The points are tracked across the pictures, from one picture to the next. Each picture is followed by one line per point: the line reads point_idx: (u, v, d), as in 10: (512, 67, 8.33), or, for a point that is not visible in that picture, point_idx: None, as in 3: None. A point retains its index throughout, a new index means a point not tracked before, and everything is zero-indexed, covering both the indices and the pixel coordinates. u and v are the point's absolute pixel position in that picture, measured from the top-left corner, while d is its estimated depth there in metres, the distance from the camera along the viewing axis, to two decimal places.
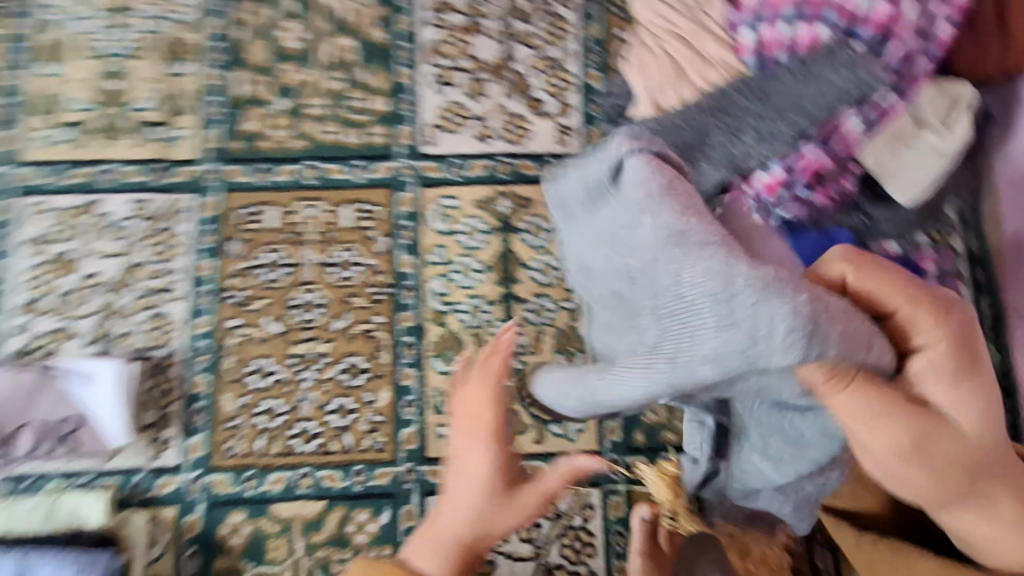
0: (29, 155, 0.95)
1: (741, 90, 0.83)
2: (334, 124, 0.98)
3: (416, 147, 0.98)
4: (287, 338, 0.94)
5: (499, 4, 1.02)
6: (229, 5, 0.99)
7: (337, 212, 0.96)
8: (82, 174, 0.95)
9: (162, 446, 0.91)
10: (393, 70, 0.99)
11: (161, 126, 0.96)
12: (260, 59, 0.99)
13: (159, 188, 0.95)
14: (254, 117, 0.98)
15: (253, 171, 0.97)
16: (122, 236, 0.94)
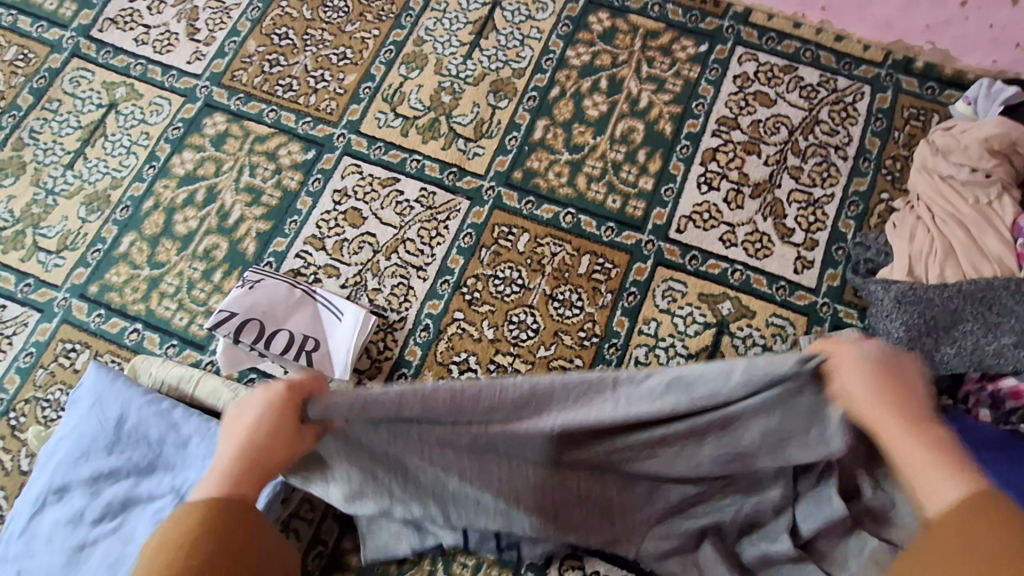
0: (363, 126, 1.18)
1: (1010, 292, 0.89)
2: (602, 186, 1.11)
3: (665, 229, 1.08)
4: (496, 346, 1.03)
5: (780, 137, 1.12)
6: (555, 69, 1.20)
7: (578, 258, 1.07)
8: (396, 155, 1.16)
9: (362, 392, 1.02)
10: (667, 160, 1.12)
11: (467, 140, 1.16)
12: (563, 116, 1.17)
13: (447, 188, 1.13)
14: (541, 158, 1.14)
15: (523, 202, 1.12)
16: (404, 212, 1.12)
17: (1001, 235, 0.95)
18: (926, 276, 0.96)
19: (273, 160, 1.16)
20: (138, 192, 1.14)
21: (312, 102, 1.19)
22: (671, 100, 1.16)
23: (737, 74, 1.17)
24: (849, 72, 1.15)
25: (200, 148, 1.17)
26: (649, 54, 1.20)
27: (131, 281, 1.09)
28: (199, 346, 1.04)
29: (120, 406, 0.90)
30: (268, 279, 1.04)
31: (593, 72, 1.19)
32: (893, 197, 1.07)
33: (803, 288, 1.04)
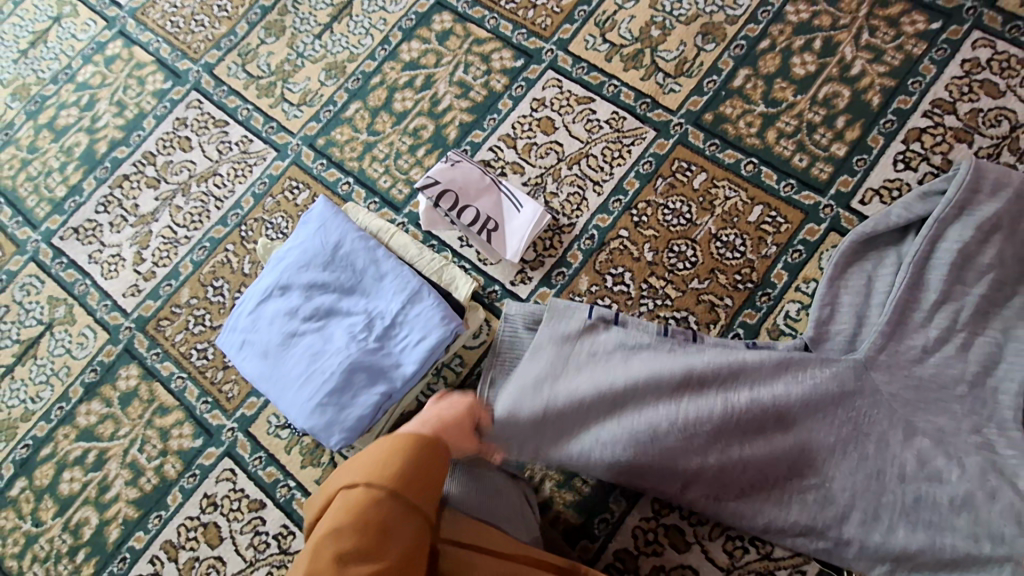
0: (571, 45, 1.26)
1: None
2: (791, 143, 1.13)
3: (848, 198, 1.08)
4: (652, 268, 1.11)
5: (1000, 130, 1.07)
6: (770, 21, 1.20)
7: (751, 207, 1.11)
8: (596, 77, 1.23)
9: (523, 278, 1.14)
10: (866, 131, 1.11)
11: (667, 76, 1.21)
12: (767, 69, 1.18)
13: (638, 116, 1.19)
14: (734, 105, 1.17)
15: (708, 143, 1.16)
16: (593, 130, 1.20)
17: None
18: None
19: (486, 62, 1.28)
20: (369, 69, 1.32)
21: (530, 15, 1.29)
22: (886, 73, 1.13)
23: (967, 58, 1.11)
24: None
25: (427, 40, 1.31)
26: (872, 23, 1.17)
27: (351, 141, 1.27)
28: (395, 208, 1.21)
29: (339, 235, 1.09)
30: (465, 161, 1.17)
31: (809, 31, 1.19)
32: None
33: None
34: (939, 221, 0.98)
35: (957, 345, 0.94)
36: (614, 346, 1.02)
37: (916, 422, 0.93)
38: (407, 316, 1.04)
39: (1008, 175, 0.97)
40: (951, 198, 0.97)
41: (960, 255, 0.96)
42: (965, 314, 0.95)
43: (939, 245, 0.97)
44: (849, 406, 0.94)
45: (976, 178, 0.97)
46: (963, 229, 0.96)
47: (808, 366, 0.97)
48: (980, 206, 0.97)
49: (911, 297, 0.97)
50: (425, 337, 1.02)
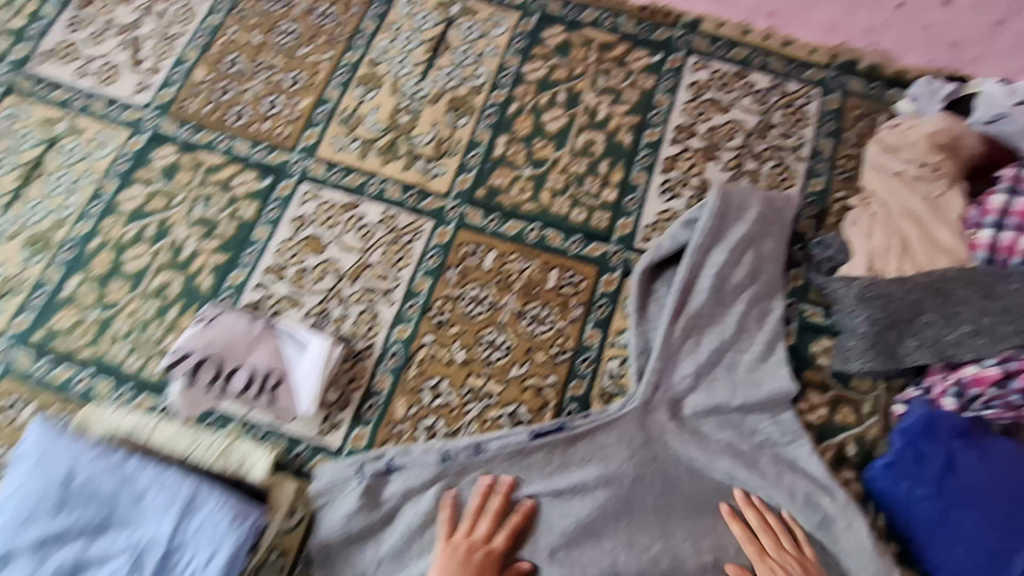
0: (319, 151, 1.14)
1: (965, 282, 0.90)
2: (566, 199, 1.11)
3: (631, 239, 1.08)
4: (468, 368, 1.00)
5: (737, 142, 1.14)
6: (512, 84, 1.19)
7: (547, 274, 1.06)
8: (355, 179, 1.13)
9: (331, 425, 0.97)
10: (629, 171, 1.13)
11: (428, 160, 1.14)
12: (523, 131, 1.16)
13: (410, 210, 1.11)
14: (503, 175, 1.13)
15: (488, 219, 1.11)
16: (366, 236, 1.08)
17: (951, 226, 0.94)
18: (885, 271, 0.96)
19: (227, 190, 1.11)
20: (84, 231, 1.09)
21: (267, 128, 1.17)
22: (629, 111, 1.17)
23: (691, 83, 1.18)
24: (798, 75, 1.18)
25: (149, 181, 1.12)
26: (604, 66, 1.20)
27: (78, 325, 1.03)
28: (155, 390, 0.99)
29: (67, 462, 0.84)
30: (226, 313, 0.99)
31: (551, 86, 1.19)
32: (848, 196, 1.10)
33: (792, 267, 1.05)
34: (699, 250, 1.00)
35: (759, 356, 0.97)
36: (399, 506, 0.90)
37: (746, 446, 0.93)
38: (187, 535, 0.81)
39: (743, 194, 1.04)
40: (703, 228, 1.01)
41: (725, 275, 1.00)
42: (757, 327, 0.99)
43: (704, 271, 1.00)
44: (666, 461, 0.92)
45: (719, 203, 1.02)
46: (719, 254, 1.01)
47: (588, 442, 0.93)
48: (722, 228, 1.02)
49: (694, 326, 0.98)
50: (214, 554, 0.80)
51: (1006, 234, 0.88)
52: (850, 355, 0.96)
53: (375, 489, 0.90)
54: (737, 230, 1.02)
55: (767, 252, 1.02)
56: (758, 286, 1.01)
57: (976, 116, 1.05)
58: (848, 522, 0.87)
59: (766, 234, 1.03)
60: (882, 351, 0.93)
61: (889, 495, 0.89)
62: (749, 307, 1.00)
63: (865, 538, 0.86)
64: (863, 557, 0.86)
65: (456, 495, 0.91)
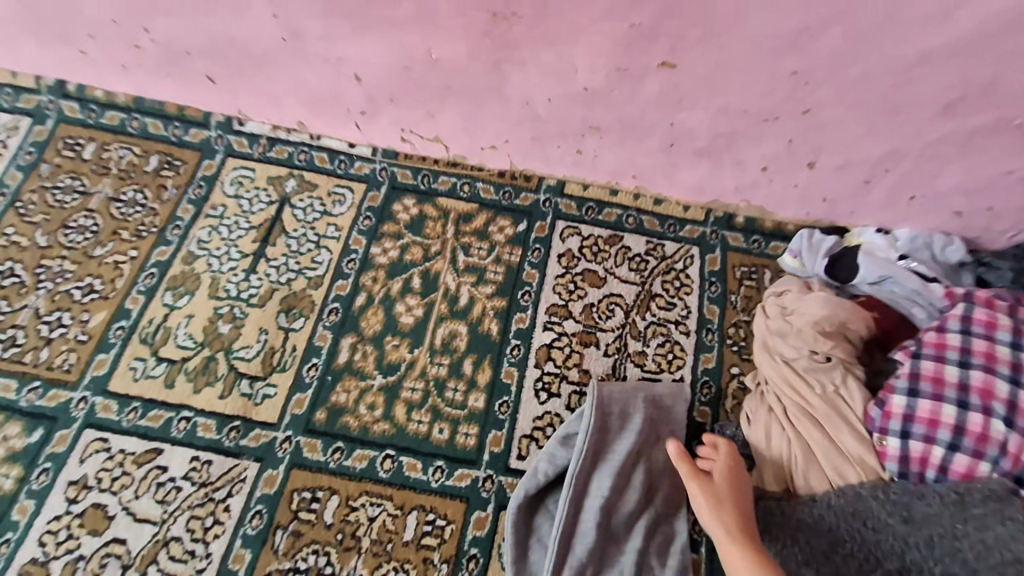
0: (113, 383, 0.92)
1: (882, 503, 0.76)
2: (424, 413, 0.93)
3: (503, 458, 0.90)
4: None
5: (616, 320, 1.00)
6: (358, 272, 1.03)
7: (403, 520, 0.86)
8: (157, 416, 0.90)
9: None
10: (498, 368, 0.96)
11: (254, 379, 0.94)
12: (372, 329, 0.99)
13: (228, 450, 0.89)
14: (348, 388, 0.94)
15: (329, 451, 0.90)
16: (167, 498, 0.86)
17: (854, 428, 0.81)
18: (794, 487, 0.82)
19: None
20: None
21: (44, 357, 0.94)
22: (494, 292, 1.02)
23: (561, 253, 1.06)
24: (674, 234, 1.08)
25: None
26: (463, 240, 1.06)
27: None
28: None
29: None
30: None
31: (404, 269, 1.03)
32: (744, 372, 0.98)
33: None
34: (578, 476, 0.83)
35: None
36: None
37: None
38: None
39: (623, 396, 0.89)
40: (581, 449, 0.84)
41: (612, 505, 0.83)
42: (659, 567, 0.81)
43: (587, 502, 0.83)
44: None
45: (598, 413, 0.86)
46: (603, 478, 0.83)
47: None
48: (604, 443, 0.85)
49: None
50: None
51: (916, 444, 0.76)
52: None
53: None
54: (621, 443, 0.86)
55: (659, 463, 0.87)
56: (652, 511, 0.84)
57: (861, 276, 0.96)
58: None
59: (657, 441, 0.87)
60: None
61: None
62: (646, 541, 0.82)
63: None
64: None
65: None
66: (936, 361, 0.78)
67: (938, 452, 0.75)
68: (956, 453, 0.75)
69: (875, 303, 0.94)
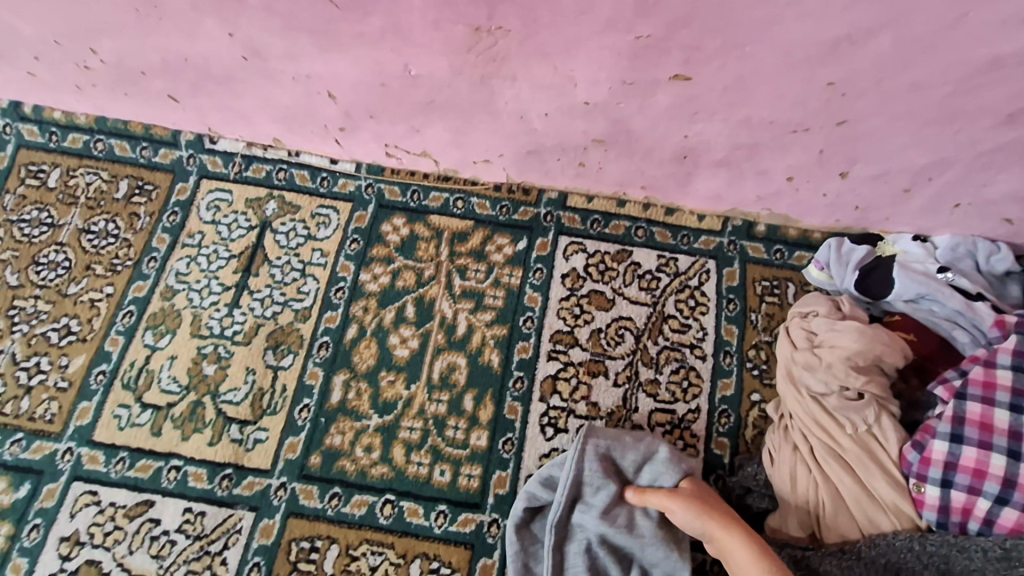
0: (95, 433, 0.88)
1: (918, 556, 0.70)
2: (424, 453, 0.88)
3: (510, 501, 0.85)
4: None
5: (626, 345, 0.93)
6: (347, 301, 0.96)
7: (406, 569, 0.82)
8: (146, 466, 0.86)
9: None
10: (500, 403, 0.90)
11: (244, 424, 0.89)
12: (365, 364, 0.93)
13: (221, 501, 0.85)
14: (343, 429, 0.89)
15: (327, 497, 0.86)
16: (162, 552, 0.82)
17: (889, 472, 0.74)
18: (821, 534, 0.76)
19: None
20: None
21: (25, 407, 0.90)
22: (493, 319, 0.95)
23: (565, 272, 0.98)
24: (689, 247, 0.99)
25: None
26: (459, 262, 0.98)
27: None
28: None
29: None
30: None
31: (396, 296, 0.97)
32: (766, 398, 0.91)
33: None
34: (557, 530, 0.80)
35: None
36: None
37: None
38: None
39: (607, 443, 0.82)
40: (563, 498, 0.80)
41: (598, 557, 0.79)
42: None
43: (569, 551, 0.80)
44: None
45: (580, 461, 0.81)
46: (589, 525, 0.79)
47: None
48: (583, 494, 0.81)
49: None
50: None
51: (958, 495, 0.70)
52: None
53: None
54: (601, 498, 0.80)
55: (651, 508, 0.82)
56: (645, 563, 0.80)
57: (897, 293, 0.88)
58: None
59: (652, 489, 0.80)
60: None
61: None
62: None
63: None
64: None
65: None
66: (983, 403, 0.71)
67: (983, 504, 0.69)
68: (1004, 505, 0.68)
69: (911, 325, 0.87)
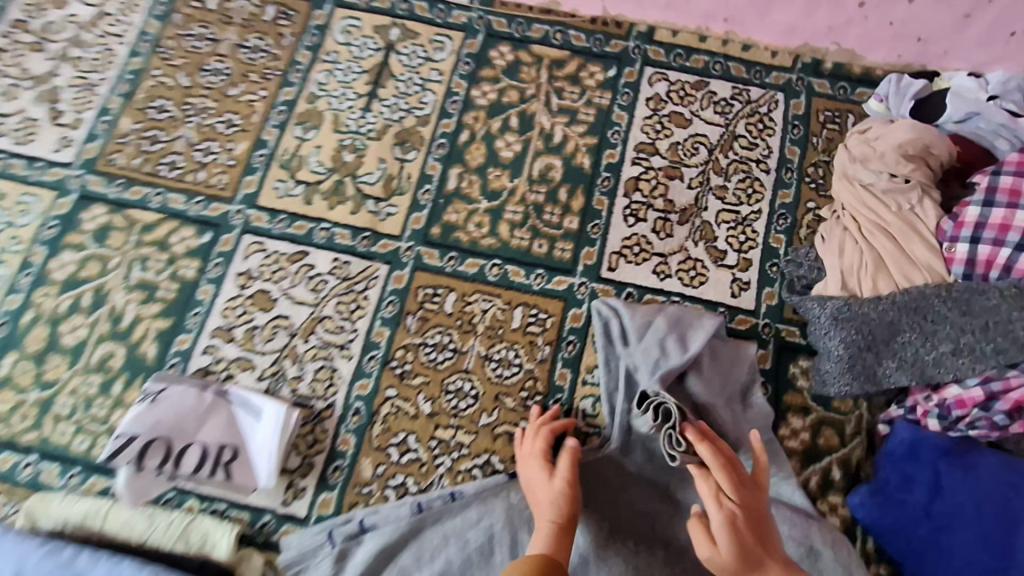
0: (261, 199, 1.07)
1: (943, 299, 0.86)
2: (526, 231, 1.06)
3: (596, 268, 1.03)
4: (435, 421, 0.97)
5: (701, 157, 1.08)
6: (461, 111, 1.12)
7: (511, 313, 1.01)
8: (301, 226, 1.06)
9: (296, 494, 0.94)
10: (590, 196, 1.07)
11: (378, 200, 1.07)
12: (476, 161, 1.10)
13: (362, 255, 1.05)
14: (458, 209, 1.07)
15: (446, 259, 1.05)
16: (318, 288, 1.03)
17: (926, 239, 0.90)
18: (860, 290, 0.92)
19: (165, 249, 1.04)
20: (14, 306, 1.02)
21: (201, 178, 1.08)
22: (586, 131, 1.10)
23: (649, 96, 1.12)
24: (761, 80, 1.12)
25: (81, 246, 1.04)
26: (557, 84, 1.13)
27: (18, 408, 0.98)
28: (107, 470, 0.95)
29: (15, 564, 0.82)
30: (173, 386, 0.94)
31: (503, 109, 1.12)
32: (820, 205, 1.05)
33: (765, 286, 1.02)
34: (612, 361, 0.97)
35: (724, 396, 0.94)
36: (373, 563, 0.88)
37: None
38: None
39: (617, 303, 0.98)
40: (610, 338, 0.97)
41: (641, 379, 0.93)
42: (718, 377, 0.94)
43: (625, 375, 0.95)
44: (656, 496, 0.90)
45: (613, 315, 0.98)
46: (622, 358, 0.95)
47: None
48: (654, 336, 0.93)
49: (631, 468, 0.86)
50: None
51: (984, 248, 0.85)
52: (828, 378, 0.92)
53: (349, 553, 0.89)
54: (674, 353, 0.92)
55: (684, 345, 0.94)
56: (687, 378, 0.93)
57: (948, 115, 1.00)
58: (835, 551, 0.85)
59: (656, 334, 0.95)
60: (862, 374, 0.89)
61: (877, 523, 0.87)
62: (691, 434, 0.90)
63: (853, 561, 0.85)
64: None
65: (428, 543, 0.90)
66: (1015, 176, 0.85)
67: (1006, 253, 0.84)
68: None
69: (959, 140, 0.99)
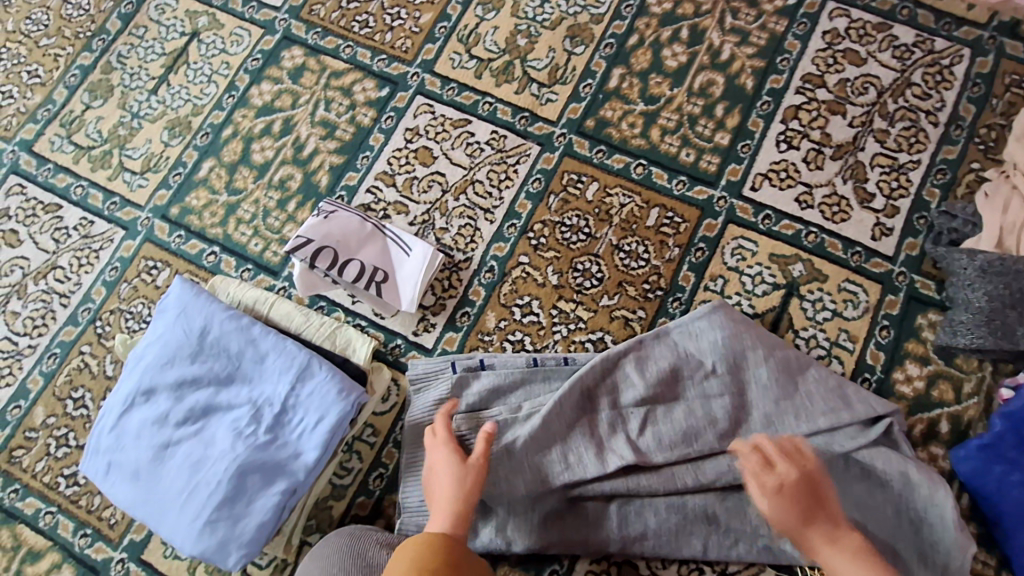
0: (437, 66, 1.17)
1: None
2: (676, 138, 1.10)
3: (739, 186, 1.06)
4: (559, 292, 1.05)
5: (868, 98, 1.07)
6: (634, 16, 1.16)
7: (647, 211, 1.06)
8: (468, 97, 1.15)
9: (426, 327, 1.05)
10: (746, 117, 1.09)
11: (541, 85, 1.14)
12: (640, 66, 1.14)
13: (518, 132, 1.12)
14: (614, 107, 1.12)
15: (594, 151, 1.11)
16: (474, 154, 1.12)
17: None
18: (1018, 247, 0.93)
19: (348, 95, 1.16)
20: (218, 120, 1.17)
21: (388, 39, 1.19)
22: (754, 54, 1.12)
23: (826, 30, 1.11)
24: (949, 32, 1.09)
25: (278, 80, 1.18)
26: (734, 4, 1.15)
27: (210, 206, 1.13)
28: (272, 272, 1.09)
29: (203, 318, 0.96)
30: (341, 211, 1.07)
31: (675, 21, 1.15)
32: (985, 167, 1.02)
33: (909, 236, 1.01)
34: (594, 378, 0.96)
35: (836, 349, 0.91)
36: (483, 398, 0.95)
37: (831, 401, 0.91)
38: (299, 398, 0.92)
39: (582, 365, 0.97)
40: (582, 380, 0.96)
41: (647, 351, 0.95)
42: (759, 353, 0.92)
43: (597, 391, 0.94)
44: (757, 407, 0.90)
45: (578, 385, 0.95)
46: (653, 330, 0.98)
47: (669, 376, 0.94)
48: (714, 359, 0.91)
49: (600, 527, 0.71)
50: (322, 417, 0.90)
51: None
52: (959, 328, 0.92)
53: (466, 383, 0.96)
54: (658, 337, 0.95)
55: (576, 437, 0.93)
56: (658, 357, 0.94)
57: None
58: (932, 491, 0.84)
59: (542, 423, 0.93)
60: (999, 328, 0.89)
61: (978, 479, 0.87)
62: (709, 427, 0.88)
63: (949, 507, 0.83)
64: (940, 527, 0.84)
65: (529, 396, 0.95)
66: None
67: None
68: None
69: None
